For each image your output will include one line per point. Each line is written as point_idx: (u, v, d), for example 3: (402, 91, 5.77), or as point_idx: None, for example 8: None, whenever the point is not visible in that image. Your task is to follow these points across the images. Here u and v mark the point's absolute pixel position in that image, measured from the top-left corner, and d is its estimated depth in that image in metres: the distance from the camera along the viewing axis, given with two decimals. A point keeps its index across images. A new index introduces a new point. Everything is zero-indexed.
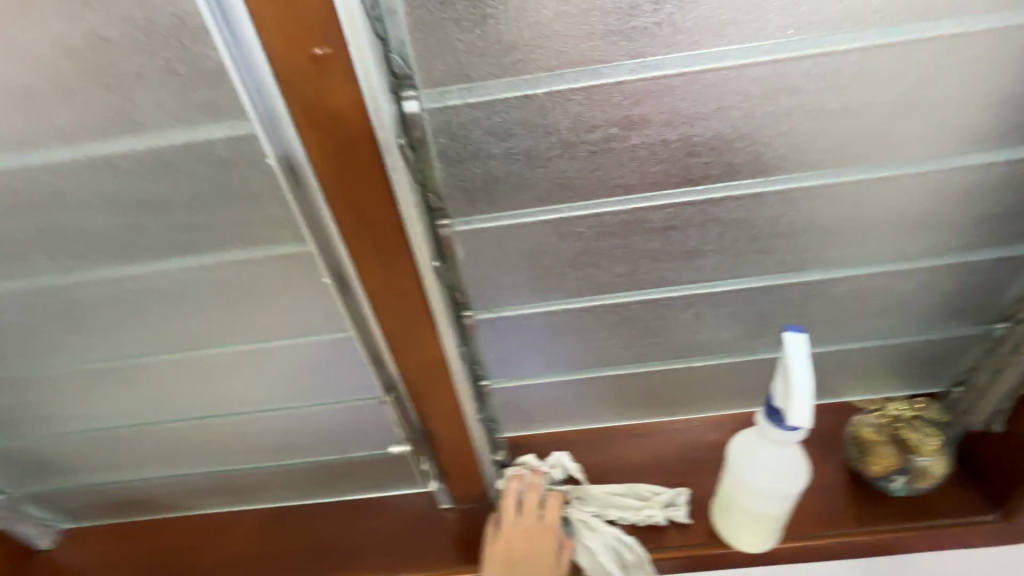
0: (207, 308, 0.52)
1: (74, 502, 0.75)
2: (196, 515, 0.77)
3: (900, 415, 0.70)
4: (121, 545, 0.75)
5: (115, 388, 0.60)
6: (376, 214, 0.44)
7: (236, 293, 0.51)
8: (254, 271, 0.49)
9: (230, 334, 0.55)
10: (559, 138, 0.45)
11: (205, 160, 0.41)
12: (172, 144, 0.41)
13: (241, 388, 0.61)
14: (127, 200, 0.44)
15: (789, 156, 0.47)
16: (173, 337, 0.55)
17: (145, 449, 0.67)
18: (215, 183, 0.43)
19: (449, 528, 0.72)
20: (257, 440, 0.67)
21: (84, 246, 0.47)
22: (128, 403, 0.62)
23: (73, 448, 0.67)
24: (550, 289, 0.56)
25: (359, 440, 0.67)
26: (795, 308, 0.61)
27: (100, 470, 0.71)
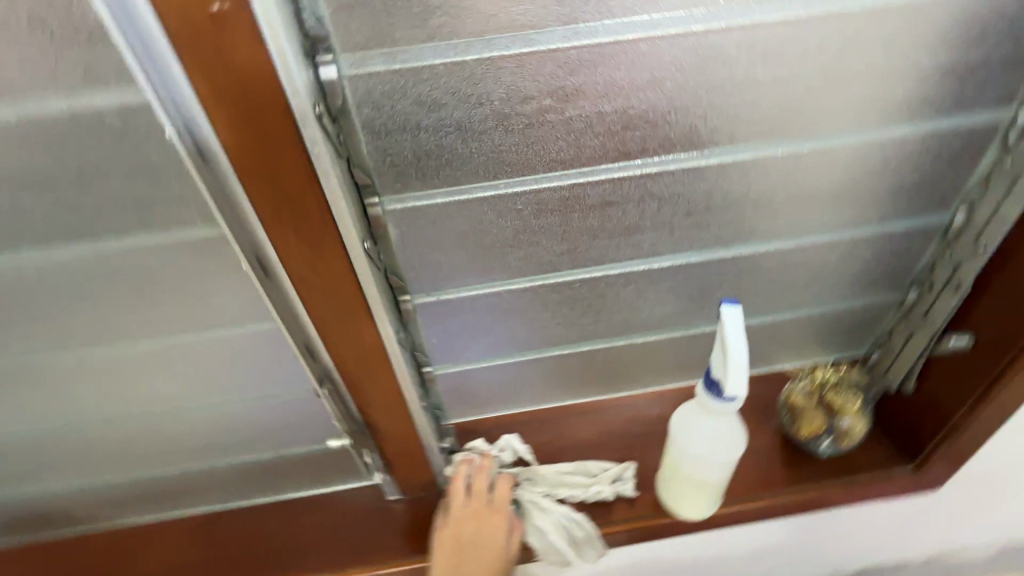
0: (130, 295, 0.50)
1: (15, 513, 0.73)
2: (150, 521, 0.77)
3: (826, 379, 0.75)
4: (73, 549, 0.76)
5: (44, 386, 0.58)
6: (296, 192, 0.42)
7: (159, 276, 0.49)
8: (175, 253, 0.47)
9: (157, 316, 0.52)
10: (492, 109, 0.43)
11: (115, 128, 0.39)
12: (75, 109, 0.38)
13: (180, 379, 0.59)
14: (29, 176, 0.41)
15: (723, 129, 0.47)
16: (99, 330, 0.53)
17: (87, 448, 0.67)
18: (127, 152, 0.41)
19: (399, 519, 0.76)
20: (204, 432, 0.67)
21: None
22: (63, 402, 0.60)
23: (9, 452, 0.65)
24: (491, 270, 0.55)
25: (306, 419, 0.66)
26: (734, 283, 0.62)
27: (40, 475, 0.69)
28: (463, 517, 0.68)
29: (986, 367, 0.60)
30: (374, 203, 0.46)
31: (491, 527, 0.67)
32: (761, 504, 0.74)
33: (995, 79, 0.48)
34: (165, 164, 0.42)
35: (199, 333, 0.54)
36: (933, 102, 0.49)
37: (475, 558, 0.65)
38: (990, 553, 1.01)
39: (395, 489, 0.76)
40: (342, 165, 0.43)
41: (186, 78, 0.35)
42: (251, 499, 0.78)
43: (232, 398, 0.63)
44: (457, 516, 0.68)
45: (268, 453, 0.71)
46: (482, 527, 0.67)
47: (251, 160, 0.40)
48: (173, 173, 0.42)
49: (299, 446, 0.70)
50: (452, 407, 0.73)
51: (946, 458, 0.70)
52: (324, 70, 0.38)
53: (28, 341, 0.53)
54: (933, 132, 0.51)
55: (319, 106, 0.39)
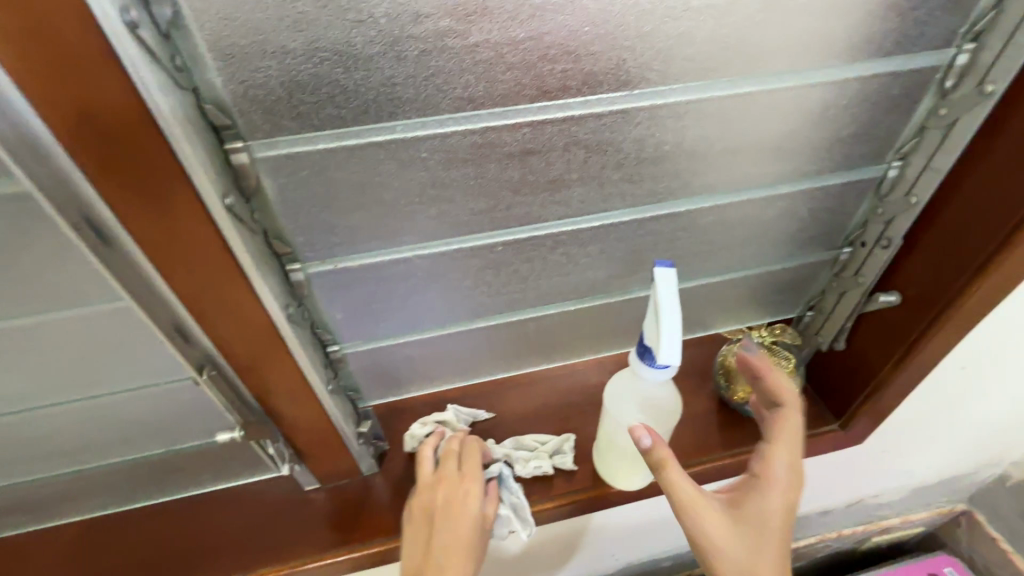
0: None
1: None
2: (20, 535, 0.67)
3: (762, 342, 0.74)
4: None
5: None
6: (119, 133, 0.32)
7: None
8: None
9: None
10: (377, 29, 0.34)
11: None
12: None
13: (21, 373, 0.49)
14: None
15: (654, 64, 0.41)
16: None
17: None
18: None
19: (319, 510, 0.69)
20: (70, 432, 0.57)
21: None
22: None
23: None
24: (398, 232, 0.47)
25: (195, 410, 0.57)
26: (669, 243, 0.58)
27: None
28: (433, 486, 0.63)
29: (912, 324, 0.60)
30: (237, 149, 0.38)
31: (460, 491, 0.61)
32: (699, 470, 0.73)
33: (937, 16, 0.44)
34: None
35: (32, 318, 0.44)
36: (875, 40, 0.45)
37: (446, 525, 0.59)
38: (904, 494, 1.07)
39: (312, 479, 0.68)
40: (183, 98, 0.33)
41: None
42: (145, 499, 0.68)
43: (96, 391, 0.53)
44: (426, 485, 0.63)
45: (157, 449, 0.62)
46: (453, 492, 0.61)
47: (43, 87, 0.29)
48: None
49: (192, 439, 0.62)
50: (371, 387, 0.66)
51: (871, 414, 0.71)
52: None
53: None
54: (873, 75, 0.47)
55: (133, 13, 0.29)
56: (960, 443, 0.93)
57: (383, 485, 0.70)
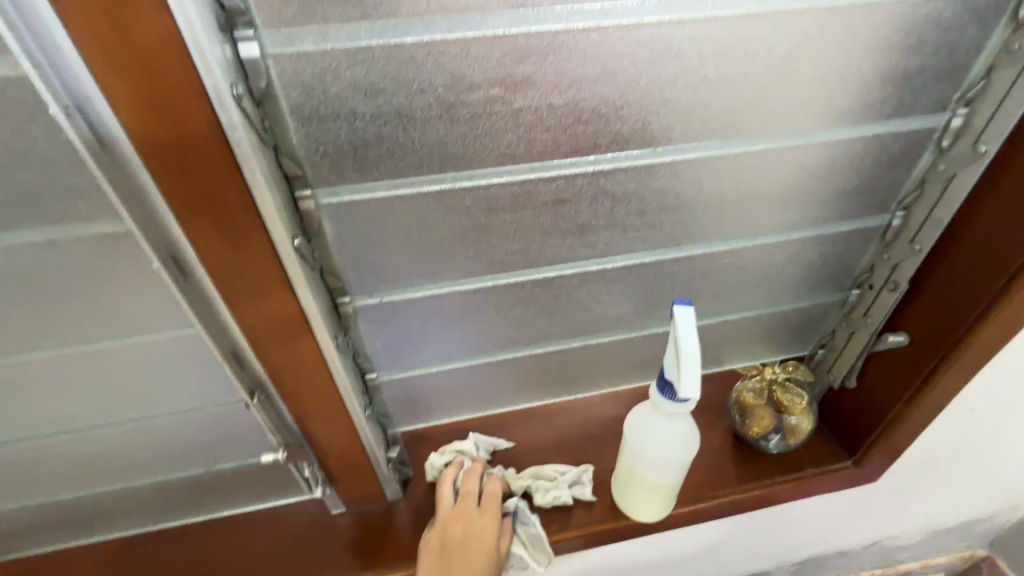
0: (18, 302, 0.43)
1: None
2: (58, 551, 0.69)
3: (775, 378, 0.75)
4: None
5: None
6: (214, 184, 0.37)
7: (53, 280, 0.43)
8: (71, 253, 0.41)
9: (52, 326, 0.46)
10: (436, 97, 0.40)
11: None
12: None
13: (86, 394, 0.53)
14: None
15: (676, 126, 0.46)
16: None
17: None
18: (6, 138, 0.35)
19: (344, 534, 0.71)
20: (120, 451, 0.60)
21: None
22: None
23: None
24: (438, 270, 0.52)
25: (237, 432, 0.61)
26: (686, 284, 0.62)
27: None
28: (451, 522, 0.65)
29: (921, 364, 0.63)
30: (306, 197, 0.43)
31: (479, 529, 0.64)
32: (714, 504, 0.74)
33: (931, 85, 0.49)
34: (54, 150, 0.36)
35: (106, 343, 0.48)
36: (875, 105, 0.49)
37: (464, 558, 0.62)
38: (922, 536, 1.07)
39: (339, 502, 0.71)
40: (267, 154, 0.39)
41: (76, 49, 0.30)
42: (178, 518, 0.71)
43: (149, 412, 0.57)
44: (444, 521, 0.65)
45: (196, 469, 0.66)
46: (471, 530, 0.64)
47: (158, 146, 0.35)
48: (66, 160, 0.37)
49: (231, 461, 0.65)
50: (400, 414, 0.69)
51: (883, 453, 0.73)
52: (243, 47, 0.34)
53: None
54: (874, 136, 0.52)
55: (238, 87, 0.35)
56: (976, 484, 0.93)
57: (406, 511, 0.73)
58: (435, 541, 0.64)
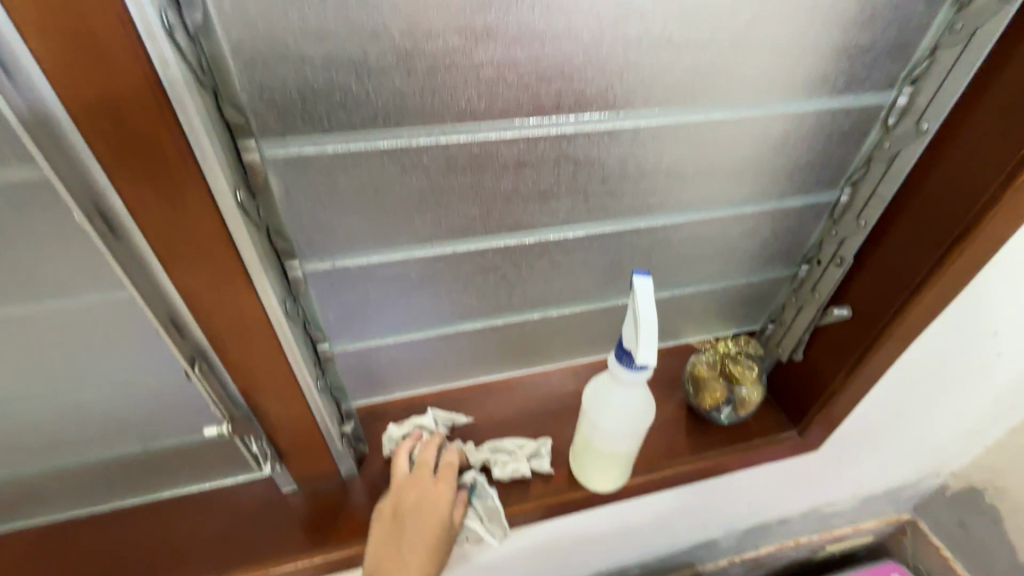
0: None
1: None
2: None
3: (729, 351, 0.78)
4: None
5: None
6: (144, 127, 0.34)
7: None
8: None
9: None
10: (392, 44, 0.37)
11: None
12: None
13: (2, 364, 0.48)
14: None
15: (639, 91, 0.45)
16: None
17: None
18: None
19: (296, 512, 0.69)
20: (44, 427, 0.56)
21: None
22: None
23: None
24: (395, 235, 0.50)
25: (178, 405, 0.57)
26: (645, 256, 0.62)
27: None
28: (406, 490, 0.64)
29: (862, 336, 0.66)
30: (250, 149, 0.40)
31: (432, 497, 0.63)
32: (668, 474, 0.76)
33: (880, 62, 0.51)
34: None
35: (22, 306, 0.44)
36: (829, 80, 0.51)
37: (415, 524, 0.62)
38: (856, 502, 1.14)
39: (290, 480, 0.68)
40: (205, 98, 0.35)
41: None
42: (113, 500, 0.66)
43: (77, 384, 0.53)
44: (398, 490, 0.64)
45: (132, 446, 0.62)
46: (424, 498, 0.63)
47: (77, 81, 0.31)
48: None
49: (173, 437, 0.61)
50: (355, 388, 0.67)
51: (825, 422, 0.77)
52: None
53: None
54: (827, 111, 0.53)
55: (171, 18, 0.32)
56: (905, 452, 1.00)
57: (361, 487, 0.71)
58: (389, 509, 0.63)
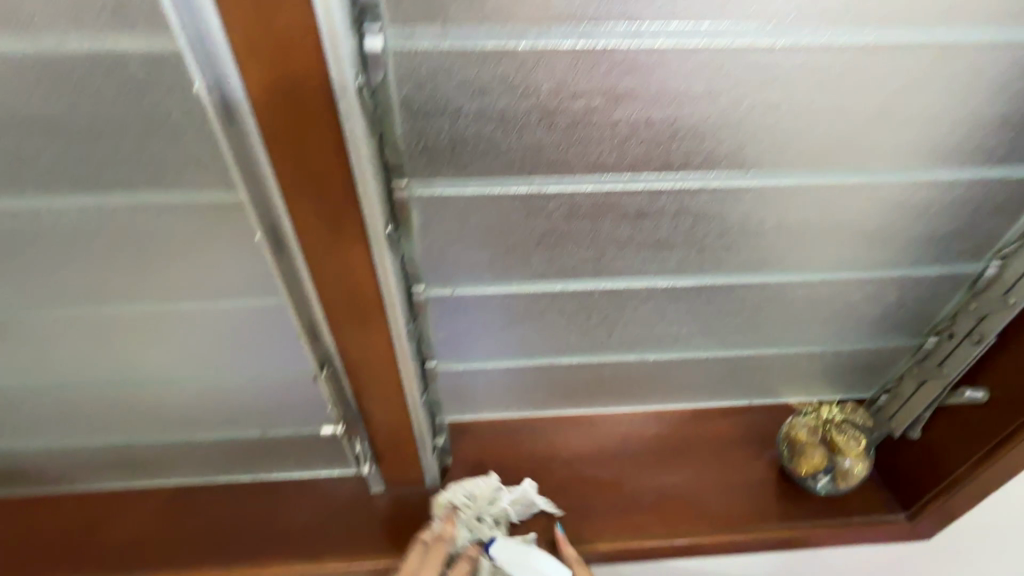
0: (115, 255, 0.47)
1: None
2: (109, 490, 0.75)
3: (831, 419, 0.73)
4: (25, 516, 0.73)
5: (11, 343, 0.55)
6: (322, 166, 0.39)
7: (152, 241, 0.46)
8: (172, 218, 0.45)
9: (142, 279, 0.49)
10: (538, 102, 0.40)
11: (114, 78, 0.36)
12: (69, 53, 0.35)
13: (158, 348, 0.57)
14: (22, 117, 0.38)
15: (769, 152, 0.45)
16: (78, 288, 0.50)
17: (46, 410, 0.63)
18: (129, 108, 0.38)
19: (380, 513, 0.74)
20: (182, 406, 0.64)
21: None
22: (30, 360, 0.57)
23: None
24: (510, 269, 0.53)
25: (295, 401, 0.64)
26: (751, 311, 0.61)
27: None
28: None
29: (998, 425, 0.59)
30: (401, 187, 0.44)
31: None
32: (753, 538, 0.72)
33: None
34: (173, 120, 0.39)
35: (188, 303, 0.52)
36: (984, 150, 0.47)
37: None
38: None
39: (380, 482, 0.73)
40: (374, 144, 0.40)
41: (225, 33, 0.33)
42: (225, 477, 0.75)
43: (217, 372, 0.60)
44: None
45: (249, 431, 0.69)
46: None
47: (281, 130, 0.37)
48: (180, 130, 0.39)
49: (286, 428, 0.68)
50: (449, 403, 0.71)
51: (939, 512, 0.69)
52: (369, 40, 0.36)
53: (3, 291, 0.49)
54: (978, 180, 0.50)
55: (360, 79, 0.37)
56: None
57: None
58: None
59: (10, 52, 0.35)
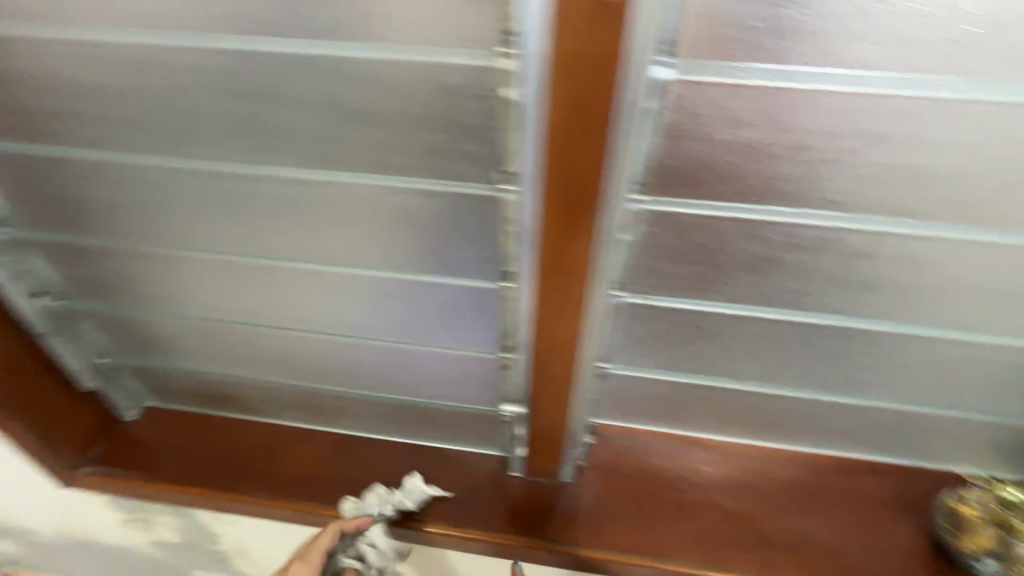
0: (374, 226, 0.57)
1: (182, 385, 0.85)
2: (285, 425, 0.88)
3: (1008, 498, 0.68)
4: (217, 433, 0.87)
5: (263, 286, 0.67)
6: (585, 178, 0.44)
7: (408, 219, 0.56)
8: (432, 203, 0.54)
9: (387, 249, 0.60)
10: (791, 137, 0.43)
11: (433, 84, 0.45)
12: (407, 61, 0.44)
13: (373, 309, 0.67)
14: (349, 108, 0.48)
15: (1016, 208, 0.45)
16: (335, 250, 0.61)
17: (263, 348, 0.76)
18: (434, 108, 0.46)
19: (513, 496, 0.79)
20: (371, 363, 0.75)
21: (284, 140, 0.51)
22: (270, 304, 0.69)
23: (205, 335, 0.76)
24: (709, 288, 0.56)
25: (469, 375, 0.72)
26: (939, 366, 0.59)
27: (219, 362, 0.80)
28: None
29: None
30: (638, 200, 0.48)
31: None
32: None
33: None
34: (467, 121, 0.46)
35: (415, 275, 0.61)
36: None
37: None
38: None
39: (520, 466, 0.79)
40: (632, 161, 0.44)
41: (550, 56, 0.38)
42: (381, 434, 0.85)
43: (412, 339, 0.70)
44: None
45: (417, 397, 0.78)
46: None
47: (564, 143, 0.42)
48: (470, 129, 0.47)
49: (452, 400, 0.77)
50: (602, 407, 0.74)
51: None
52: (661, 70, 0.40)
53: (282, 245, 0.61)
54: None
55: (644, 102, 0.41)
56: None
57: (573, 493, 0.79)
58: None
59: (363, 57, 0.44)
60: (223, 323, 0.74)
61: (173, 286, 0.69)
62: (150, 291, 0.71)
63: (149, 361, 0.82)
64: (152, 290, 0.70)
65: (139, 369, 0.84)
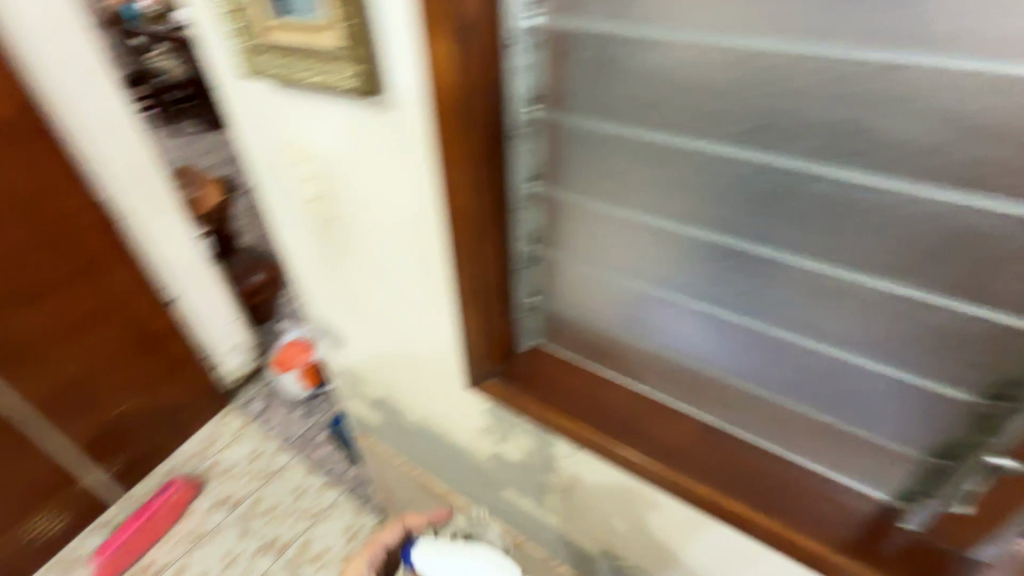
0: (918, 240, 0.59)
1: (576, 335, 1.00)
2: (648, 396, 0.95)
3: None
4: (589, 382, 0.98)
5: (735, 270, 0.74)
6: None
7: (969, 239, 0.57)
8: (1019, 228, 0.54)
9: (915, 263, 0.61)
10: None
11: None
12: None
13: (843, 317, 0.69)
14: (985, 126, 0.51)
15: None
16: (847, 254, 0.64)
17: (685, 323, 0.85)
18: None
19: (902, 546, 0.73)
20: (791, 364, 0.78)
21: (880, 146, 0.56)
22: (728, 287, 0.76)
23: (638, 299, 0.87)
24: None
25: (914, 407, 0.71)
26: None
27: (630, 325, 0.92)
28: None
29: None
30: None
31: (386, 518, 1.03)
32: None
33: None
34: None
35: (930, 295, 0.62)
36: None
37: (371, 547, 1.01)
38: None
39: (920, 521, 0.73)
40: None
41: None
42: (749, 436, 0.87)
43: (866, 354, 0.70)
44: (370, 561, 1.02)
45: (821, 412, 0.79)
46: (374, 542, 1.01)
47: None
48: None
49: (867, 428, 0.76)
50: None
51: None
52: None
53: (789, 238, 0.67)
54: None
55: None
56: None
57: None
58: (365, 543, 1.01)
59: None
60: (667, 292, 0.83)
61: (642, 253, 0.82)
62: (617, 253, 0.85)
63: (567, 308, 0.98)
64: (619, 252, 0.84)
65: (549, 313, 1.00)
